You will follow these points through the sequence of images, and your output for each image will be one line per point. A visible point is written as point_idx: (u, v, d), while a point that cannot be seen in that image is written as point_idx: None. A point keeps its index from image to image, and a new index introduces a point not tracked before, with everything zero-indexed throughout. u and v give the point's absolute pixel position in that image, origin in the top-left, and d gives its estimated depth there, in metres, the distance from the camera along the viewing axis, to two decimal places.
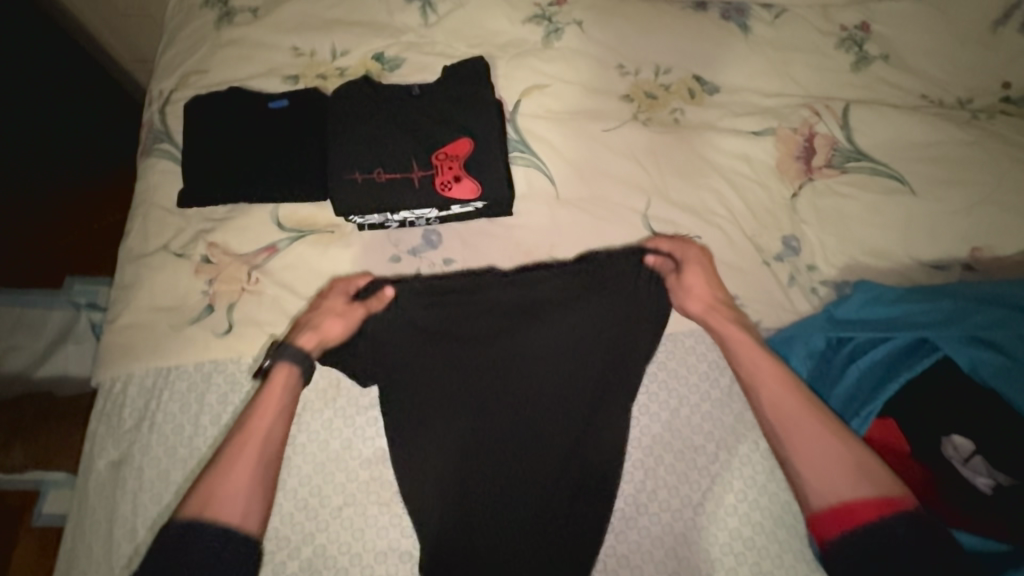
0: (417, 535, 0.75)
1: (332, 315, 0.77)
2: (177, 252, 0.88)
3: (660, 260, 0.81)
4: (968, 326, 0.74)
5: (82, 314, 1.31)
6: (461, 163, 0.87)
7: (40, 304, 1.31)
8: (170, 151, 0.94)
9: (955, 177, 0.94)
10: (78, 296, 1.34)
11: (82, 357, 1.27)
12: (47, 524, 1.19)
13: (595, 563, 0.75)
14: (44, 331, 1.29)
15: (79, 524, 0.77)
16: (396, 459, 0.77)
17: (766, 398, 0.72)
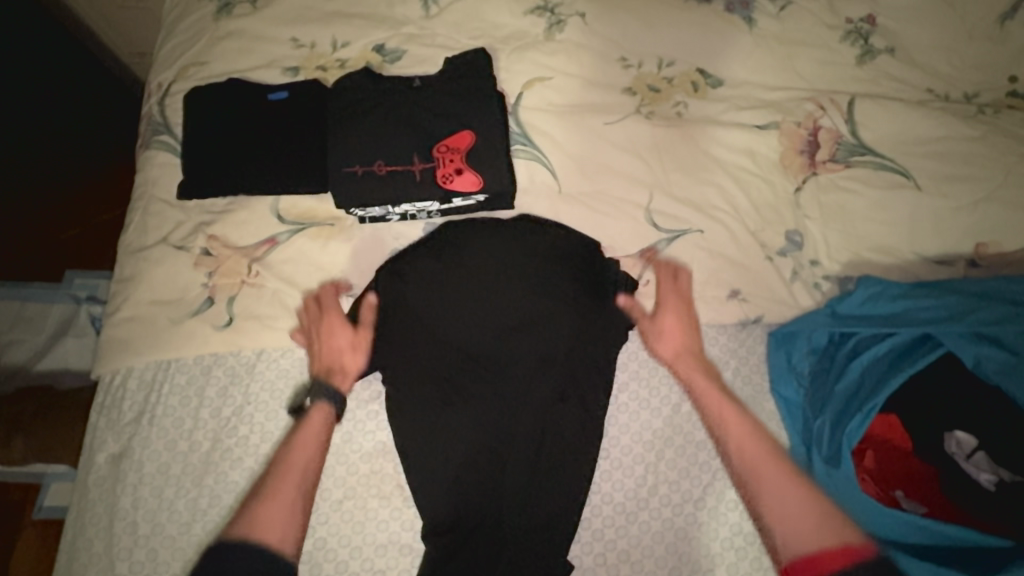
0: (420, 518, 0.77)
1: (343, 351, 0.80)
2: (176, 244, 0.87)
3: (633, 302, 0.85)
4: (974, 322, 0.73)
5: (82, 308, 1.33)
6: (463, 155, 0.87)
7: (40, 299, 1.33)
8: (169, 142, 0.93)
9: (960, 172, 0.93)
10: (78, 290, 1.35)
11: (81, 350, 1.28)
12: (47, 517, 1.22)
13: (590, 544, 0.77)
14: (44, 325, 1.30)
15: (79, 519, 0.75)
16: (404, 450, 0.79)
17: (734, 451, 0.69)
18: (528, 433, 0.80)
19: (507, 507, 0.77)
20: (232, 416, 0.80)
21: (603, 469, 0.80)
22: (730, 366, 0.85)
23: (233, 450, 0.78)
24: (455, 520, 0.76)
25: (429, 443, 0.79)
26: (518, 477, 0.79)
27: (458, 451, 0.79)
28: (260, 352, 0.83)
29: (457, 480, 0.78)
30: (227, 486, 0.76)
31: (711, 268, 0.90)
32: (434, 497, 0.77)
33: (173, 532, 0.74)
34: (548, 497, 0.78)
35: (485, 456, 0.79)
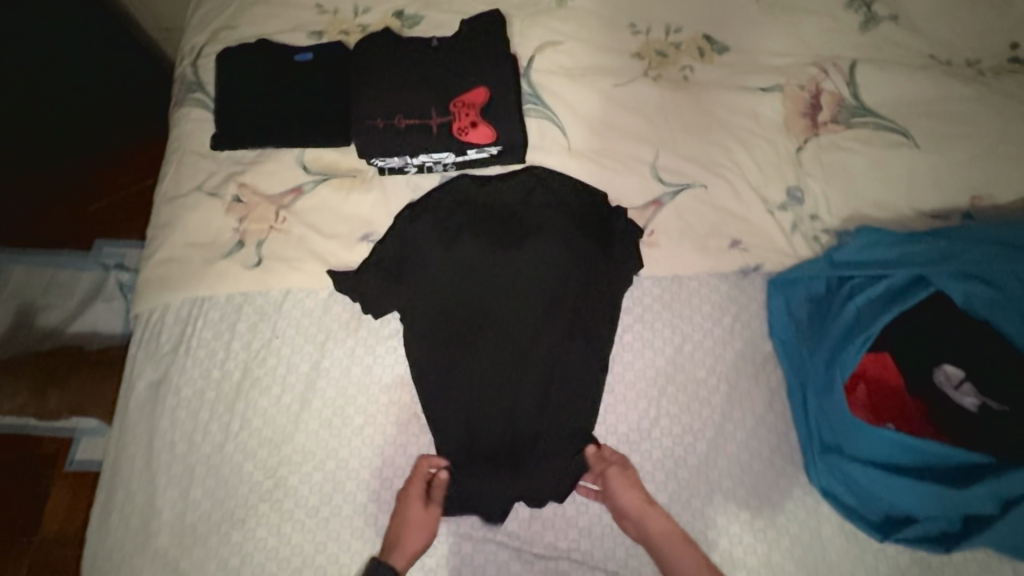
0: (434, 445, 0.83)
1: (414, 530, 0.75)
2: (209, 192, 0.93)
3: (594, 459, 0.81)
4: (963, 263, 0.77)
5: (111, 274, 1.36)
6: (478, 110, 0.92)
7: (72, 266, 1.37)
8: (202, 100, 0.99)
9: (957, 131, 0.96)
10: (108, 258, 1.38)
11: (111, 314, 1.31)
12: (80, 471, 1.21)
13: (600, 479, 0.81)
14: (76, 291, 1.34)
15: (122, 438, 0.81)
16: (420, 382, 0.85)
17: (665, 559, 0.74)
18: (537, 369, 0.85)
19: (517, 436, 0.83)
20: (262, 348, 0.85)
21: (607, 403, 0.85)
22: (730, 311, 0.89)
23: (262, 379, 0.84)
24: (467, 450, 0.82)
25: (446, 376, 0.85)
26: (527, 410, 0.84)
27: (470, 382, 0.85)
28: (286, 292, 0.88)
29: (470, 410, 0.84)
30: (258, 410, 0.82)
31: (714, 221, 0.94)
32: (449, 425, 0.83)
33: (208, 450, 0.80)
34: (557, 425, 0.83)
35: (495, 389, 0.84)
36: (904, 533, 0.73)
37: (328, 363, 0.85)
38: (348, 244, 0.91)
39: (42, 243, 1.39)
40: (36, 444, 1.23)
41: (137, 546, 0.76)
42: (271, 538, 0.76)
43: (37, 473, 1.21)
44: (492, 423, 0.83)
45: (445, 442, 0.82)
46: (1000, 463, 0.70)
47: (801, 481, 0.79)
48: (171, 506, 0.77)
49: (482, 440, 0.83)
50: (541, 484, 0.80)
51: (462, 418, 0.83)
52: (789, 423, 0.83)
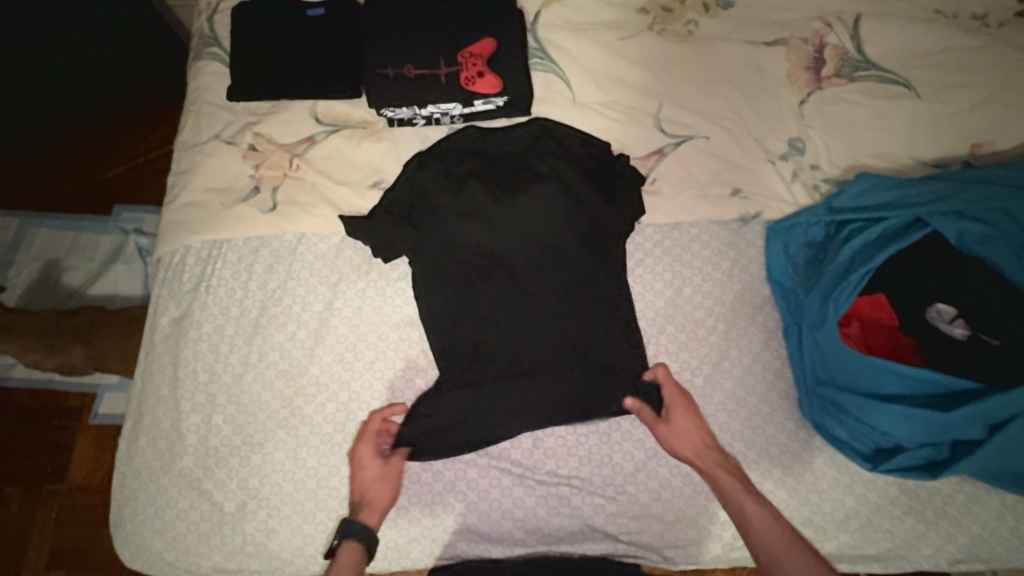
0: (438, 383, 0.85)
1: (375, 482, 0.78)
2: (227, 140, 0.96)
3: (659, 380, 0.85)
4: (958, 203, 0.79)
5: (130, 238, 1.38)
6: (484, 61, 0.94)
7: (92, 230, 1.39)
8: (218, 53, 1.02)
9: (959, 80, 0.97)
10: (126, 224, 1.40)
11: (132, 277, 1.34)
12: (104, 424, 1.26)
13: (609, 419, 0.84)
14: (97, 253, 1.37)
15: (148, 370, 0.86)
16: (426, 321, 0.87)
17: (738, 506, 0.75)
18: (542, 312, 0.87)
19: (525, 380, 0.83)
20: (277, 288, 0.89)
21: (613, 345, 0.86)
22: (729, 257, 0.91)
23: (278, 316, 0.88)
24: (470, 391, 0.83)
25: (455, 317, 0.87)
26: (533, 353, 0.85)
27: (474, 322, 0.87)
28: (300, 236, 0.92)
29: (474, 347, 0.86)
30: (275, 344, 0.86)
31: (715, 170, 0.96)
32: (456, 364, 0.85)
33: (228, 380, 0.84)
34: (563, 368, 0.84)
35: (498, 329, 0.86)
36: (892, 461, 0.77)
37: (340, 302, 0.89)
38: (359, 191, 0.94)
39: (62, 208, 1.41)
40: (63, 397, 1.27)
41: (163, 465, 0.81)
42: (288, 461, 0.81)
43: (64, 424, 1.25)
44: (497, 362, 0.85)
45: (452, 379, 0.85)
46: (986, 388, 0.73)
47: (794, 415, 0.83)
48: (195, 430, 0.82)
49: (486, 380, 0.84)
50: (544, 422, 0.82)
51: (468, 358, 0.85)
52: (784, 361, 0.85)
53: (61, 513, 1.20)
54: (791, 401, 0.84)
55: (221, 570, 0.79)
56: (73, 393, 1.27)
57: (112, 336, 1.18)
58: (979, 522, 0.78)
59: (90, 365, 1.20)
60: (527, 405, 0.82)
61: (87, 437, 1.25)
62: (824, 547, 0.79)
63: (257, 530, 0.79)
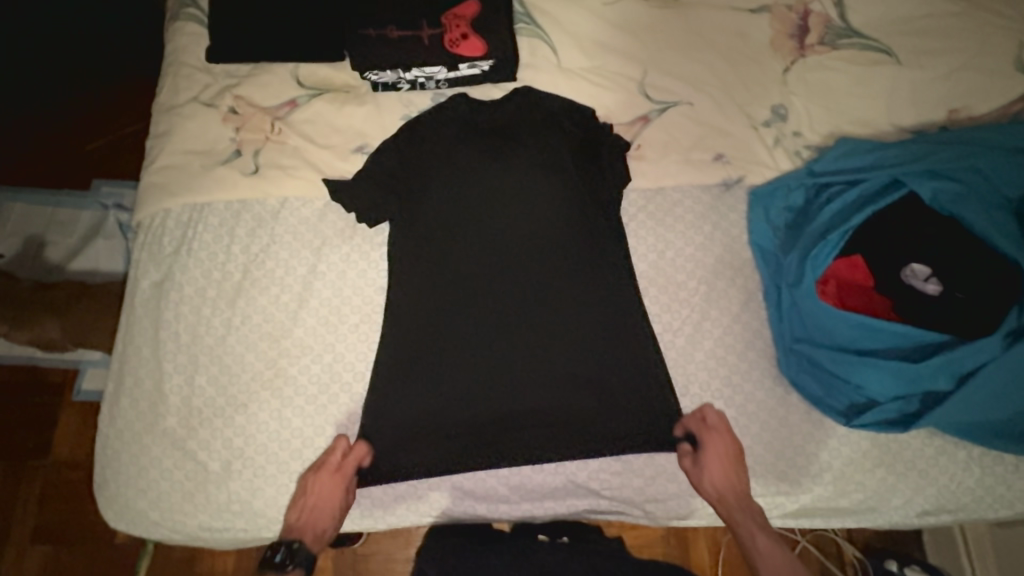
0: (405, 346, 0.81)
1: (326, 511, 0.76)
2: (206, 102, 0.95)
3: (697, 420, 0.81)
4: (931, 163, 0.81)
5: (110, 213, 1.34)
6: (469, 22, 0.93)
7: (71, 205, 1.34)
8: (196, 14, 0.99)
9: (938, 46, 0.98)
10: (106, 198, 1.35)
11: (113, 253, 1.31)
12: (86, 400, 1.24)
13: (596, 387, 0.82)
14: (76, 228, 1.32)
15: (128, 333, 0.85)
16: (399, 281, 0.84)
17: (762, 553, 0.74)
18: (519, 277, 0.83)
19: (508, 340, 0.81)
20: (260, 252, 0.89)
21: (605, 306, 0.84)
22: (710, 221, 0.93)
23: (261, 280, 0.87)
24: (450, 354, 0.81)
25: (426, 281, 0.83)
26: (519, 316, 0.83)
27: (447, 283, 0.82)
28: (283, 200, 0.91)
29: (445, 310, 0.82)
30: (257, 307, 0.86)
31: (698, 136, 0.97)
32: (426, 329, 0.81)
33: (211, 341, 0.84)
34: (550, 328, 0.82)
35: (474, 295, 0.83)
36: (865, 416, 0.78)
37: (325, 266, 0.89)
38: (342, 154, 0.94)
39: (33, 181, 1.35)
40: (44, 373, 1.25)
41: (145, 425, 0.80)
42: (273, 421, 0.81)
43: (46, 401, 1.24)
44: (472, 327, 0.81)
45: (423, 342, 0.81)
46: (954, 340, 0.76)
47: (772, 373, 0.84)
48: (177, 390, 0.82)
49: (457, 346, 0.81)
50: (526, 381, 0.81)
51: (440, 323, 0.81)
52: (764, 321, 0.87)
53: (47, 488, 1.19)
54: (770, 360, 0.85)
55: (205, 529, 0.79)
56: (55, 369, 1.25)
57: (94, 313, 1.18)
58: (947, 474, 0.81)
59: (66, 342, 1.18)
60: (510, 364, 0.81)
61: (71, 414, 1.23)
62: (799, 499, 0.81)
63: (242, 489, 0.79)
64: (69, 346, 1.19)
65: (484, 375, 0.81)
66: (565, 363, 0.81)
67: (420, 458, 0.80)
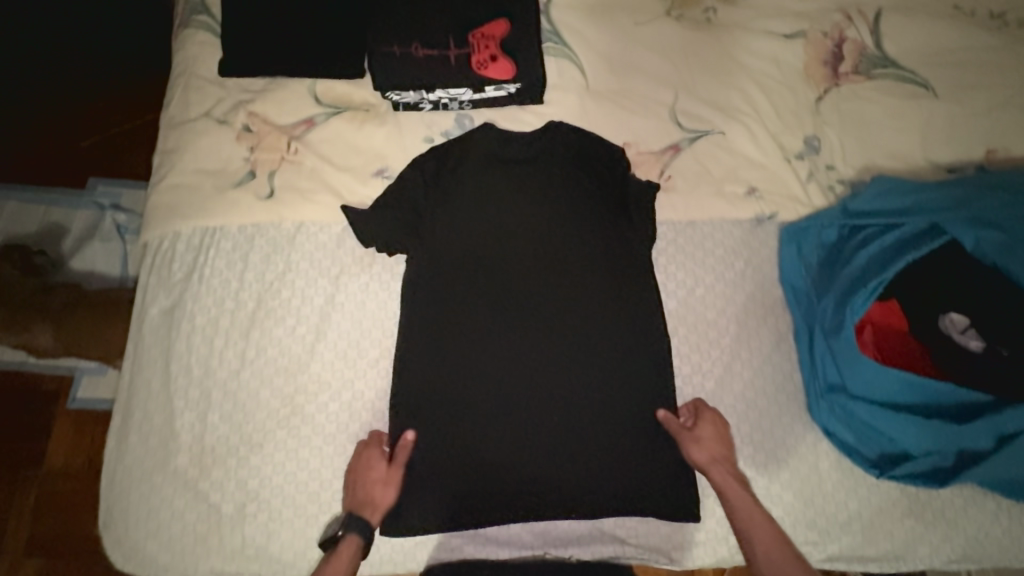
0: (430, 384, 0.80)
1: (377, 485, 0.76)
2: (218, 119, 0.90)
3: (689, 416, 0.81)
4: (977, 210, 0.79)
5: (106, 214, 1.28)
6: (497, 43, 0.89)
7: (64, 204, 1.28)
8: (208, 23, 0.94)
9: (974, 82, 0.96)
10: (101, 198, 1.29)
11: (110, 255, 1.25)
12: (82, 408, 1.20)
13: (626, 431, 0.79)
14: (70, 230, 1.26)
15: (136, 362, 0.81)
16: (423, 317, 0.82)
17: (759, 549, 0.73)
18: (545, 318, 0.82)
19: (537, 382, 0.79)
20: (275, 280, 0.85)
21: (633, 347, 0.82)
22: (742, 257, 0.90)
23: (276, 310, 0.84)
24: (476, 395, 0.78)
25: (452, 319, 0.81)
26: (547, 355, 0.80)
27: (477, 322, 0.81)
28: (299, 225, 0.87)
29: (471, 350, 0.80)
30: (272, 339, 0.82)
31: (730, 168, 0.94)
32: (452, 368, 0.80)
33: (223, 375, 0.80)
34: (578, 368, 0.80)
35: (501, 335, 0.81)
36: (898, 467, 0.77)
37: (342, 296, 0.85)
38: (362, 178, 0.90)
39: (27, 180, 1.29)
40: (38, 379, 1.21)
41: (156, 464, 0.77)
42: (289, 462, 0.78)
43: (42, 407, 1.19)
44: (499, 366, 0.79)
45: (447, 383, 0.79)
46: (998, 401, 0.74)
47: (803, 419, 0.82)
48: (189, 428, 0.78)
49: (484, 386, 0.79)
50: (552, 423, 0.79)
51: (466, 362, 0.80)
52: (795, 365, 0.85)
53: (40, 498, 1.14)
54: (801, 405, 0.83)
55: (218, 573, 0.76)
56: (49, 375, 1.21)
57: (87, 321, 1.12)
58: (976, 526, 0.80)
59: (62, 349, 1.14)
60: (537, 406, 0.79)
61: (67, 420, 1.19)
62: (827, 549, 0.80)
63: (257, 532, 0.76)
64: (62, 353, 1.14)
65: (511, 418, 0.78)
66: (592, 406, 0.79)
67: (442, 501, 0.78)
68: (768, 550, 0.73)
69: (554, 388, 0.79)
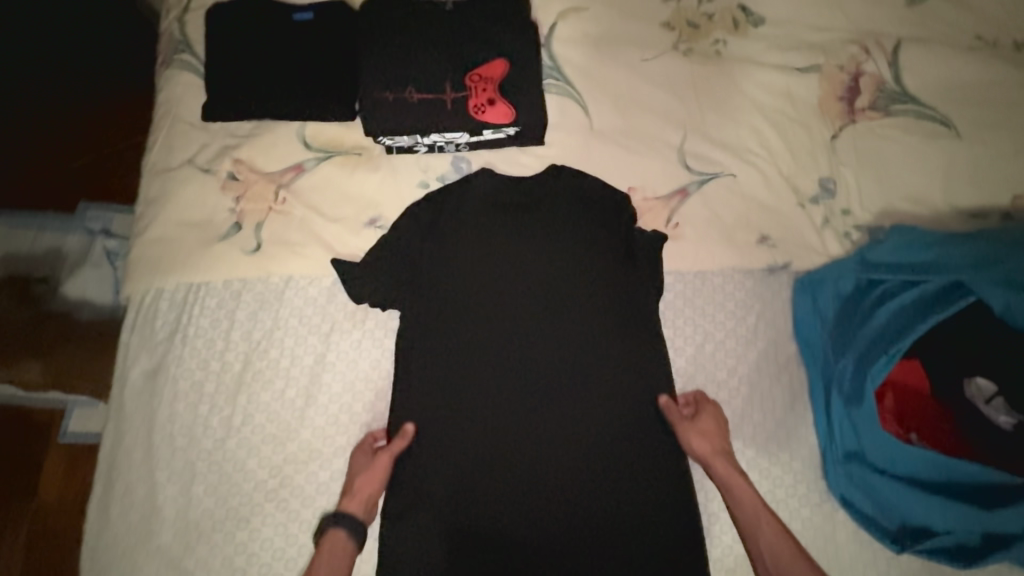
0: (425, 455, 0.75)
1: (364, 475, 0.74)
2: (202, 166, 0.86)
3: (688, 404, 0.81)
4: (1004, 270, 0.75)
5: (96, 240, 1.18)
6: (496, 85, 0.85)
7: (53, 228, 1.19)
8: (191, 61, 0.90)
9: (998, 122, 0.92)
10: (92, 222, 1.20)
11: (102, 282, 1.14)
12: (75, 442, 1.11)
13: (635, 504, 0.74)
14: (61, 256, 1.16)
15: (117, 429, 0.77)
16: (419, 383, 0.78)
17: (761, 537, 0.70)
18: (546, 382, 0.77)
19: (539, 453, 0.74)
20: (262, 339, 0.81)
21: (640, 413, 0.77)
22: (754, 310, 0.86)
23: (264, 372, 0.80)
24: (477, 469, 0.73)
25: (449, 385, 0.77)
26: (550, 424, 0.75)
27: (475, 389, 0.76)
28: (288, 279, 0.83)
29: (468, 416, 0.75)
30: (260, 405, 0.78)
31: (741, 214, 0.89)
32: (447, 438, 0.75)
33: (209, 445, 0.76)
34: (583, 438, 0.75)
35: (500, 402, 0.76)
36: (924, 543, 0.72)
37: (333, 356, 0.81)
38: (354, 228, 0.85)
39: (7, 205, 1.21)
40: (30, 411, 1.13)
41: (138, 540, 0.73)
42: (278, 537, 0.74)
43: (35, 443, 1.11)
44: (498, 435, 0.75)
45: (442, 455, 0.74)
46: None
47: (820, 488, 0.78)
48: (172, 502, 0.74)
49: (482, 459, 0.74)
50: (557, 497, 0.73)
51: (462, 431, 0.75)
52: (810, 428, 0.81)
53: (33, 536, 1.07)
54: (816, 471, 0.79)
55: None
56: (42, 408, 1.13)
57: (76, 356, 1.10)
58: None
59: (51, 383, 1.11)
60: (540, 478, 0.74)
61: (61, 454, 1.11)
62: None
63: None
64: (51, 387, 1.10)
65: (511, 493, 0.73)
66: (598, 479, 0.74)
67: None
68: (774, 544, 0.69)
69: (556, 460, 0.74)
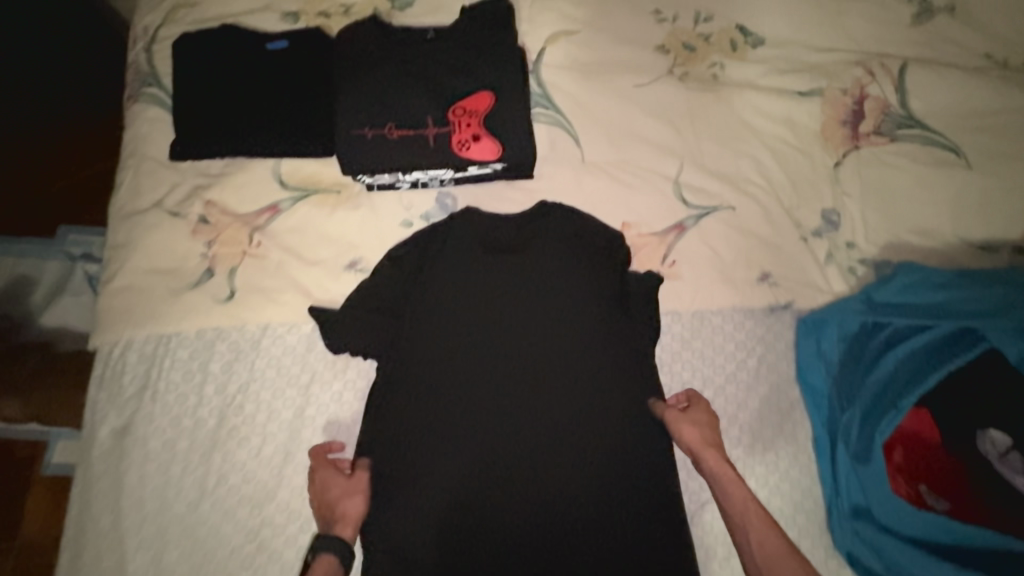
0: (399, 529, 0.67)
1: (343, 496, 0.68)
2: (171, 210, 0.81)
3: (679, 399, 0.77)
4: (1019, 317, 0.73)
5: (76, 266, 1.11)
6: (481, 119, 0.80)
7: (31, 253, 1.11)
8: (159, 96, 0.85)
9: (1010, 149, 0.87)
10: (73, 247, 1.12)
11: (83, 310, 1.07)
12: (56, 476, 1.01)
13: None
14: (40, 284, 1.09)
15: (84, 493, 0.73)
16: (397, 443, 0.70)
17: (752, 532, 0.66)
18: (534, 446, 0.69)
19: (531, 524, 0.67)
20: (238, 393, 0.77)
21: (641, 475, 0.70)
22: (755, 353, 0.82)
23: (240, 429, 0.75)
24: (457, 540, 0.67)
25: (424, 446, 0.68)
26: (543, 490, 0.68)
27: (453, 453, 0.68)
28: (264, 327, 0.79)
29: (452, 484, 0.67)
30: (235, 464, 0.74)
31: (741, 249, 0.85)
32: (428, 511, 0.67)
33: (182, 509, 0.72)
34: (581, 505, 0.68)
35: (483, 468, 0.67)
36: None
37: (312, 410, 0.77)
38: (333, 272, 0.81)
39: None
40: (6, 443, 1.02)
41: None
42: None
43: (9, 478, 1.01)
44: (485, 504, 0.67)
45: (419, 529, 0.67)
46: None
47: (825, 544, 0.74)
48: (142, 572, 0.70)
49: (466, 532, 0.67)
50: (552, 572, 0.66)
51: (443, 502, 0.67)
52: (814, 479, 0.77)
53: None
54: (821, 526, 0.75)
55: None
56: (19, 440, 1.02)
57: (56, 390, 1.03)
58: None
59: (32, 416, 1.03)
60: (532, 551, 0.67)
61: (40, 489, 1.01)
62: None
63: None
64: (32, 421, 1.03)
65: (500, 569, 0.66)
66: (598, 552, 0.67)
67: None
68: (766, 542, 0.64)
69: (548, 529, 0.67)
